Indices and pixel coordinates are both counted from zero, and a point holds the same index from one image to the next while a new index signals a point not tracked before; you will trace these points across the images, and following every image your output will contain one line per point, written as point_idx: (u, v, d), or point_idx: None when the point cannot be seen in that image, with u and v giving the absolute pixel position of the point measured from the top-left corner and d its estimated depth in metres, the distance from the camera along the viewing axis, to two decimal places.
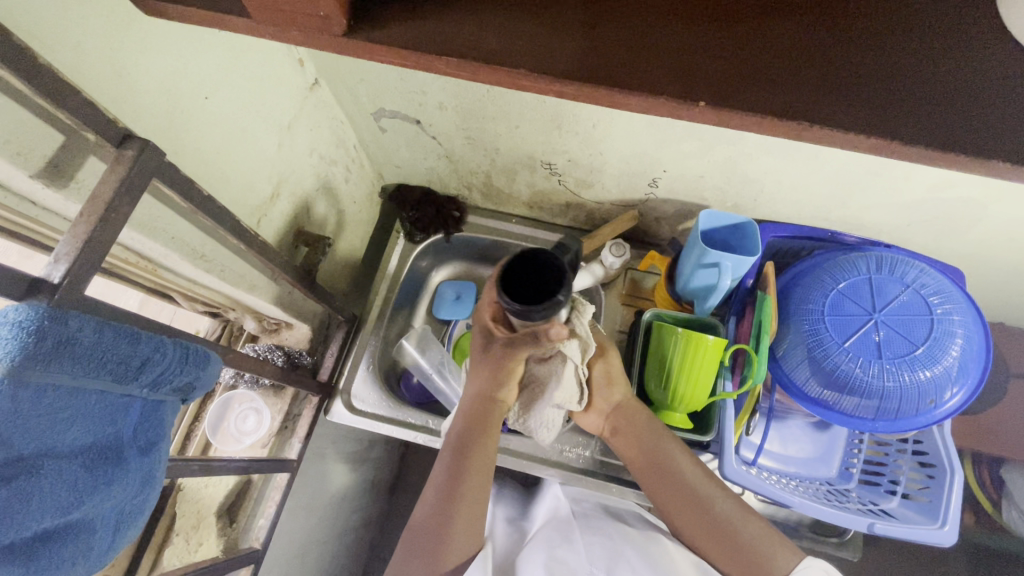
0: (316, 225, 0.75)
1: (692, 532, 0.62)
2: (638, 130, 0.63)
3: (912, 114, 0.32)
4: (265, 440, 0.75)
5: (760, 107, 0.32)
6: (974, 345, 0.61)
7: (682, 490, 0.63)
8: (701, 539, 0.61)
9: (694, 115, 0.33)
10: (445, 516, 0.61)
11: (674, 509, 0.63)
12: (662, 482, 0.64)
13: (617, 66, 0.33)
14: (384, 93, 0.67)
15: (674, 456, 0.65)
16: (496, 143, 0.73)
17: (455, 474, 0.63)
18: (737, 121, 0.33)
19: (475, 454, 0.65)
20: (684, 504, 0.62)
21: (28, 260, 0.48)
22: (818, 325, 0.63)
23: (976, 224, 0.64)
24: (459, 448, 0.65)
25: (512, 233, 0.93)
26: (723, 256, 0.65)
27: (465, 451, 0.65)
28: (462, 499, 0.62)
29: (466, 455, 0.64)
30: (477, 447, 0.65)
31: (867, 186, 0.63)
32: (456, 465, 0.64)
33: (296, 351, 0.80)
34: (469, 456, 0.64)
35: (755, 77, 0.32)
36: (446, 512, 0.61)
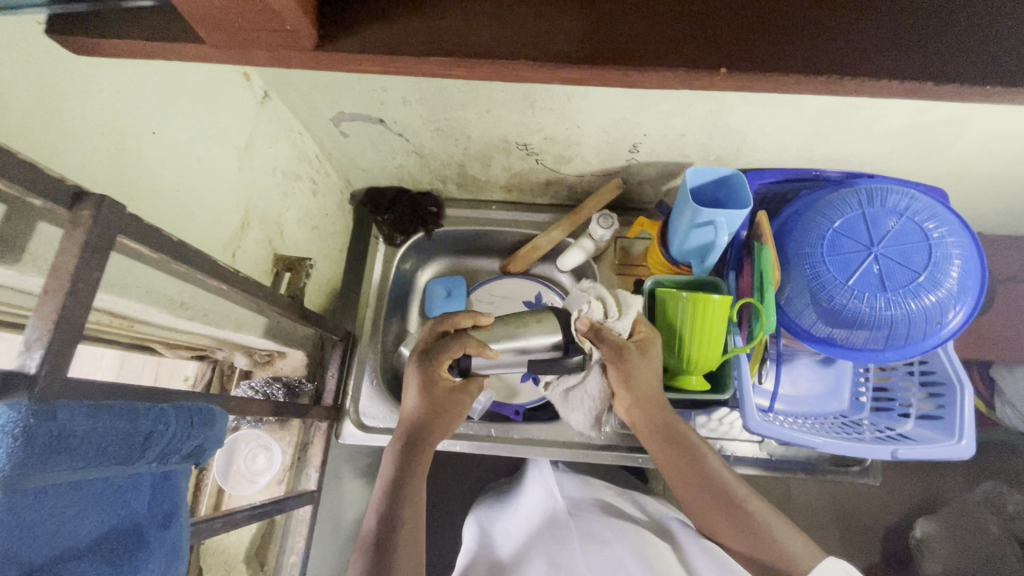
0: (294, 247, 0.71)
1: (714, 524, 0.60)
2: (615, 96, 0.60)
3: (866, 59, 0.34)
4: (280, 477, 0.73)
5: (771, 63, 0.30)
6: (972, 263, 0.61)
7: (713, 492, 0.60)
8: (723, 529, 0.59)
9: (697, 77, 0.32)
10: (394, 530, 0.56)
11: (705, 513, 0.61)
12: (690, 477, 0.61)
13: None
14: (341, 95, 0.63)
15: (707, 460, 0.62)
16: (467, 131, 0.70)
17: (404, 480, 0.59)
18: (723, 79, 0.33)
19: (423, 456, 0.61)
20: (712, 504, 0.60)
21: None
22: (819, 267, 0.63)
23: (957, 143, 0.65)
24: (405, 452, 0.60)
25: (495, 220, 0.90)
26: (718, 214, 0.64)
27: (406, 453, 0.60)
28: (411, 506, 0.58)
29: (415, 455, 0.60)
30: (422, 451, 0.61)
31: (851, 120, 0.62)
32: (405, 468, 0.59)
33: (295, 380, 0.76)
34: (421, 458, 0.60)
35: None
36: (394, 524, 0.56)
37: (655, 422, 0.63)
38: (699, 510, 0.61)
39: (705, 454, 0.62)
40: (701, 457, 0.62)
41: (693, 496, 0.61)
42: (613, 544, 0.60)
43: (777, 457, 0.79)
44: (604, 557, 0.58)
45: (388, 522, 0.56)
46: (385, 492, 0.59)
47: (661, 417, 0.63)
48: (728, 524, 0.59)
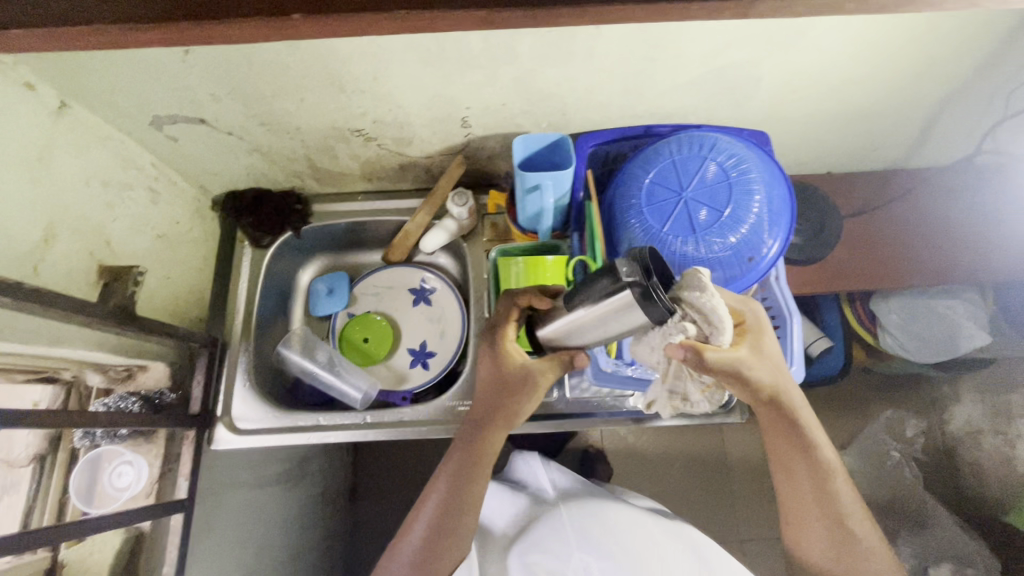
0: (131, 256, 0.70)
1: (801, 522, 0.65)
2: (418, 71, 0.61)
3: None
4: (148, 490, 0.72)
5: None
6: (776, 197, 0.64)
7: (827, 509, 0.62)
8: (809, 532, 0.64)
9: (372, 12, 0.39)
10: (440, 542, 0.62)
11: (798, 507, 0.64)
12: (795, 469, 0.63)
13: None
14: (146, 96, 0.62)
15: (823, 453, 0.63)
16: (295, 122, 0.70)
17: (456, 501, 0.63)
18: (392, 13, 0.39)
19: (475, 474, 0.63)
20: (813, 501, 0.63)
21: None
22: (639, 218, 0.65)
23: (760, 86, 0.68)
24: (459, 474, 0.64)
25: (363, 211, 0.91)
26: (542, 177, 0.66)
27: (473, 464, 0.64)
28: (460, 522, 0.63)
29: (470, 474, 0.63)
30: (477, 461, 0.64)
31: (651, 73, 0.64)
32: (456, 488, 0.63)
33: (155, 392, 0.74)
34: (468, 478, 0.63)
35: None
36: (442, 539, 0.63)
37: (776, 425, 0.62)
38: (804, 512, 0.64)
39: (830, 467, 0.63)
40: (819, 468, 0.62)
41: (800, 505, 0.64)
42: (597, 518, 0.74)
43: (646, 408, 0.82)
44: (599, 538, 0.71)
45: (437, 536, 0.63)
46: (432, 519, 0.64)
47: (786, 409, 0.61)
48: (815, 532, 0.64)
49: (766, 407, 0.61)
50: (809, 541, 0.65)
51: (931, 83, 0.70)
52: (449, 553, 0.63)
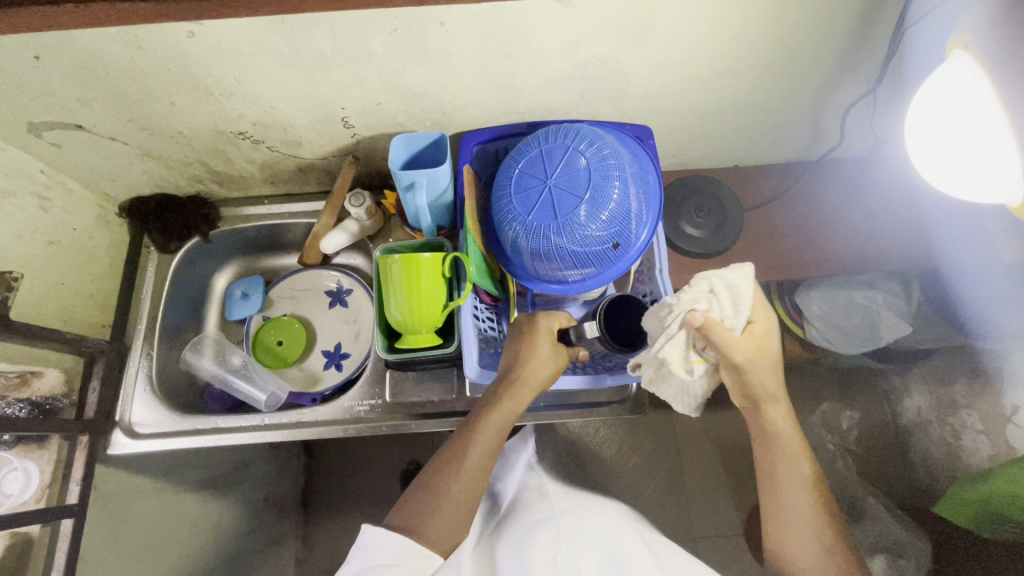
0: (16, 262, 0.70)
1: (782, 524, 0.62)
2: (279, 72, 0.62)
3: None
4: (38, 496, 0.71)
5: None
6: (639, 185, 0.65)
7: (807, 513, 0.61)
8: (788, 532, 0.62)
9: None
10: (434, 494, 0.62)
11: (781, 505, 0.62)
12: (776, 464, 0.63)
13: None
14: (11, 102, 0.63)
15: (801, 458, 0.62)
16: (175, 126, 0.70)
17: (457, 457, 0.64)
18: None
19: (485, 433, 0.65)
20: (799, 505, 0.61)
21: None
22: (509, 209, 0.65)
23: (630, 80, 0.68)
24: (467, 434, 0.65)
25: (272, 215, 0.92)
26: (415, 174, 0.67)
27: (480, 427, 0.65)
28: (460, 480, 0.62)
29: (479, 434, 0.65)
30: (490, 425, 0.65)
31: (515, 69, 0.65)
32: (461, 446, 0.64)
33: (50, 398, 0.74)
34: (474, 439, 0.64)
35: None
36: (439, 489, 0.62)
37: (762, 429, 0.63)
38: (781, 518, 0.62)
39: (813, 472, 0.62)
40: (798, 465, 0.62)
41: (790, 511, 0.62)
42: (591, 519, 0.73)
43: (550, 404, 0.83)
44: (589, 538, 0.69)
45: (433, 491, 0.62)
46: (429, 473, 0.64)
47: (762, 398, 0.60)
48: (799, 532, 0.61)
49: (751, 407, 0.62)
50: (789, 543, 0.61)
51: (802, 73, 0.71)
52: (443, 508, 0.61)
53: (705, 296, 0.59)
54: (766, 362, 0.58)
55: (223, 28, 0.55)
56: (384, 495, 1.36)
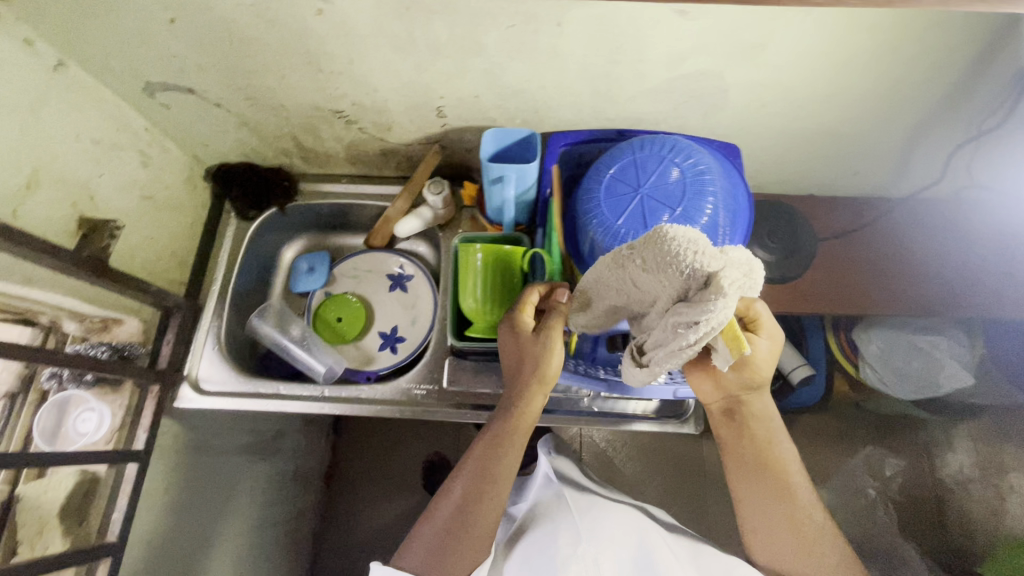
0: (117, 213, 0.74)
1: (764, 528, 0.62)
2: (391, 57, 0.64)
3: None
4: (109, 437, 0.74)
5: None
6: (733, 204, 0.64)
7: (777, 502, 0.61)
8: (776, 538, 0.62)
9: None
10: (467, 515, 0.59)
11: (756, 503, 0.63)
12: (755, 465, 0.63)
13: None
14: (138, 61, 0.66)
15: (778, 458, 0.63)
16: (279, 99, 0.73)
17: (482, 477, 0.61)
18: None
19: (507, 447, 0.62)
20: (773, 503, 0.62)
21: None
22: (596, 212, 0.66)
23: (728, 97, 0.68)
24: (487, 450, 0.62)
25: (347, 194, 0.94)
26: (504, 168, 0.68)
27: (501, 442, 0.62)
28: (490, 499, 0.60)
29: (501, 449, 0.62)
30: (510, 438, 0.62)
31: (618, 75, 0.65)
32: (484, 463, 0.61)
33: (126, 345, 0.78)
34: (498, 455, 0.61)
35: None
36: (468, 513, 0.59)
37: (736, 422, 0.63)
38: (751, 508, 0.63)
39: (787, 459, 0.63)
40: (778, 471, 0.62)
41: (760, 504, 0.62)
42: (609, 512, 0.74)
43: (601, 410, 0.82)
44: (608, 532, 0.70)
45: (465, 515, 0.59)
46: (457, 496, 0.61)
47: (750, 410, 0.63)
48: (783, 532, 0.61)
49: (730, 415, 0.64)
50: (781, 549, 0.62)
51: (903, 107, 0.70)
52: (478, 529, 0.59)
53: (737, 270, 0.43)
54: (759, 367, 0.59)
55: (351, 9, 0.56)
56: (408, 481, 1.38)
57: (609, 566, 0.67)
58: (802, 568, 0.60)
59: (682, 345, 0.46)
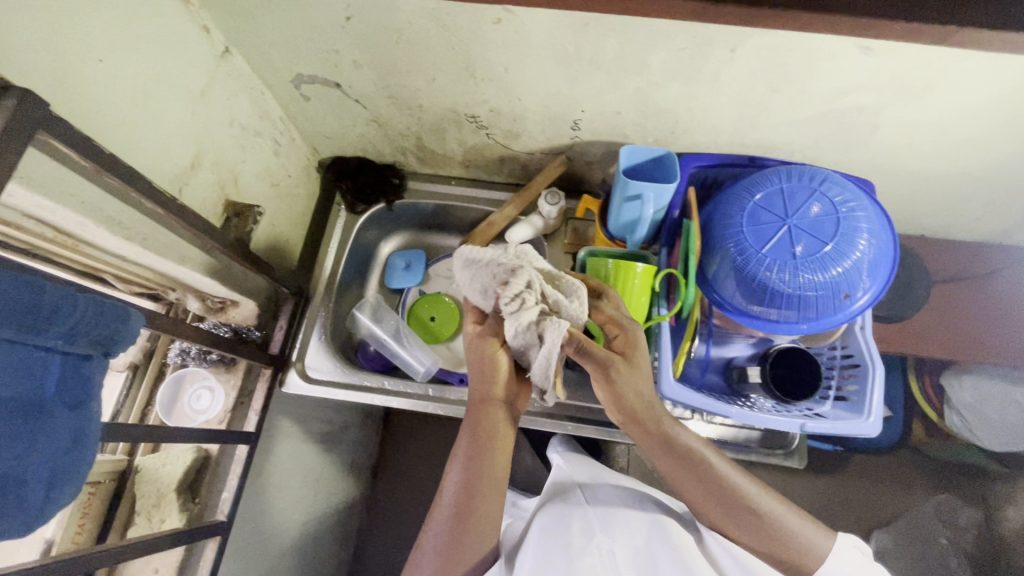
0: (250, 199, 0.75)
1: (716, 517, 0.60)
2: (549, 69, 0.65)
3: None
4: (221, 417, 0.76)
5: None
6: (882, 240, 0.64)
7: (720, 491, 0.59)
8: (732, 526, 0.59)
9: None
10: (462, 526, 0.56)
11: (702, 498, 0.60)
12: (689, 467, 0.60)
13: None
14: (297, 55, 0.67)
15: (710, 457, 0.60)
16: (419, 100, 0.74)
17: (473, 483, 0.58)
18: None
19: (492, 453, 0.59)
20: (724, 497, 0.59)
21: None
22: (738, 239, 0.66)
23: (875, 133, 0.68)
24: (474, 458, 0.59)
25: (453, 196, 0.95)
26: (644, 187, 0.68)
27: (486, 446, 0.60)
28: (487, 504, 0.57)
29: (485, 453, 0.59)
30: (488, 445, 0.60)
31: (772, 103, 0.65)
32: (474, 471, 0.58)
33: (244, 327, 0.79)
34: (485, 460, 0.59)
35: None
36: (468, 522, 0.56)
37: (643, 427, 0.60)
38: (694, 500, 0.61)
39: (696, 448, 0.60)
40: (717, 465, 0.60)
41: (688, 493, 0.60)
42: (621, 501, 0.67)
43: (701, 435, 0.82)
44: (623, 518, 0.63)
45: (461, 528, 0.56)
46: (450, 512, 0.57)
47: (648, 417, 0.60)
48: (741, 524, 0.59)
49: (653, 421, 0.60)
50: (738, 533, 0.59)
51: None
52: (474, 537, 0.56)
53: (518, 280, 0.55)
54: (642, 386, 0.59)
55: (530, 22, 0.57)
56: None
57: (626, 558, 0.58)
58: (763, 551, 0.59)
59: (545, 371, 0.57)
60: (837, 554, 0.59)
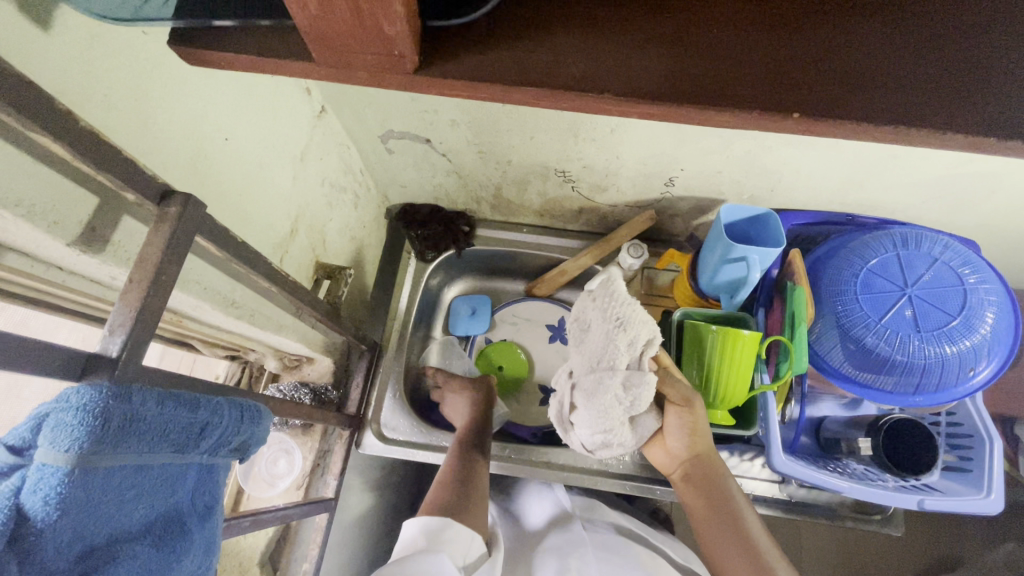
0: (331, 256, 0.73)
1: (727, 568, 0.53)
2: (658, 132, 0.62)
3: None
4: (299, 482, 0.74)
5: (959, 122, 0.26)
6: (1006, 315, 0.62)
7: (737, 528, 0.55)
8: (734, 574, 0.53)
9: (883, 136, 0.27)
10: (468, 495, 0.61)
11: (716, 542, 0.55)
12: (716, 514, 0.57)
13: (723, 76, 0.27)
14: (392, 114, 0.65)
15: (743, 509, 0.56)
16: (509, 155, 0.72)
17: (470, 471, 0.65)
18: (900, 137, 0.27)
19: (482, 455, 0.69)
20: (734, 540, 0.54)
21: (31, 325, 0.43)
22: (851, 306, 0.64)
23: (991, 197, 0.66)
24: (465, 458, 0.68)
25: (525, 244, 0.92)
26: (751, 251, 0.65)
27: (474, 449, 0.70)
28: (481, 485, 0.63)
29: (473, 456, 0.68)
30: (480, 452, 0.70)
31: (888, 167, 0.63)
32: (466, 462, 0.67)
33: (321, 386, 0.78)
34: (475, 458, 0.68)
35: (900, 89, 0.27)
36: (469, 491, 0.61)
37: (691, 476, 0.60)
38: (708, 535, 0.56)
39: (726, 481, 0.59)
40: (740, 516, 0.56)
41: (708, 530, 0.56)
42: (624, 552, 0.66)
43: (793, 500, 0.77)
44: (613, 566, 0.62)
45: (457, 495, 0.61)
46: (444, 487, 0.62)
47: (707, 470, 0.59)
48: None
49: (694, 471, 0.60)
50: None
51: None
52: (477, 505, 0.60)
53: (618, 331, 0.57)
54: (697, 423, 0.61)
55: None
56: None
57: None
58: None
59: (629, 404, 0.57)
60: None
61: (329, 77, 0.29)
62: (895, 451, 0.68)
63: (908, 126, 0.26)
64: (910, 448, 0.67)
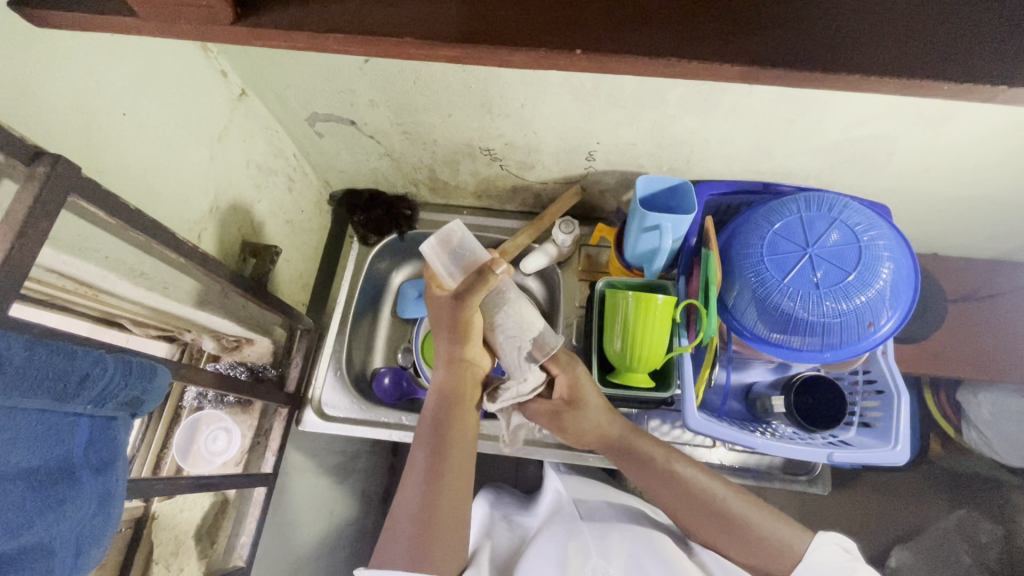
0: (263, 237, 0.75)
1: (701, 531, 0.60)
2: (566, 103, 0.64)
3: None
4: (237, 458, 0.76)
5: (720, 54, 0.29)
6: (904, 272, 0.64)
7: (691, 497, 0.60)
8: (713, 537, 0.59)
9: (661, 70, 0.30)
10: (421, 552, 0.50)
11: (680, 512, 0.61)
12: (662, 490, 0.62)
13: (503, 20, 0.29)
14: (312, 96, 0.67)
15: (676, 465, 0.62)
16: (434, 134, 0.74)
17: (429, 507, 0.53)
18: (675, 70, 0.30)
19: (449, 459, 0.57)
20: (693, 509, 0.60)
21: None
22: (759, 267, 0.66)
23: (892, 160, 0.68)
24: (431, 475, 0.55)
25: (465, 225, 0.94)
26: (663, 219, 0.67)
27: (443, 449, 0.57)
28: (443, 514, 0.53)
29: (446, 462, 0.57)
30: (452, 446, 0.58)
31: (787, 133, 0.65)
32: (434, 483, 0.55)
33: (259, 365, 0.80)
34: (442, 470, 0.56)
35: (670, 24, 0.29)
36: (429, 540, 0.51)
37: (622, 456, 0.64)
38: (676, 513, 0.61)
39: (658, 456, 0.63)
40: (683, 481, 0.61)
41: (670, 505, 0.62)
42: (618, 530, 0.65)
43: (730, 466, 0.79)
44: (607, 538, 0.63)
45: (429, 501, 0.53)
46: (403, 522, 0.53)
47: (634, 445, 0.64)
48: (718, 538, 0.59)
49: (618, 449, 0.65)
50: (727, 549, 0.59)
51: None
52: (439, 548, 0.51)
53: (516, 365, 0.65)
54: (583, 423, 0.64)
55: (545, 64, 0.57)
56: None
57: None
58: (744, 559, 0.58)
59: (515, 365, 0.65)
60: (821, 550, 0.56)
61: (164, 29, 0.31)
62: (807, 406, 0.70)
63: (677, 58, 0.29)
64: (814, 399, 0.71)
